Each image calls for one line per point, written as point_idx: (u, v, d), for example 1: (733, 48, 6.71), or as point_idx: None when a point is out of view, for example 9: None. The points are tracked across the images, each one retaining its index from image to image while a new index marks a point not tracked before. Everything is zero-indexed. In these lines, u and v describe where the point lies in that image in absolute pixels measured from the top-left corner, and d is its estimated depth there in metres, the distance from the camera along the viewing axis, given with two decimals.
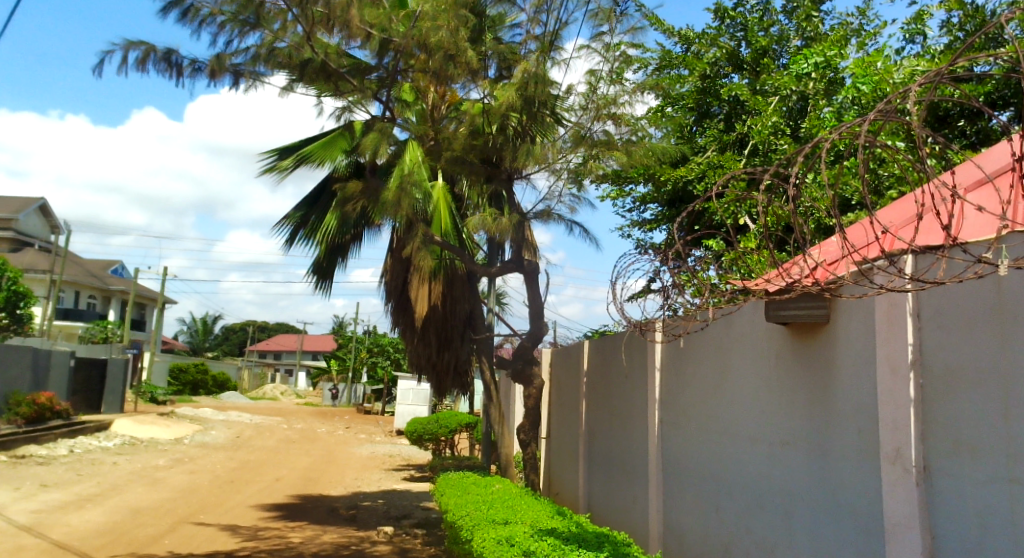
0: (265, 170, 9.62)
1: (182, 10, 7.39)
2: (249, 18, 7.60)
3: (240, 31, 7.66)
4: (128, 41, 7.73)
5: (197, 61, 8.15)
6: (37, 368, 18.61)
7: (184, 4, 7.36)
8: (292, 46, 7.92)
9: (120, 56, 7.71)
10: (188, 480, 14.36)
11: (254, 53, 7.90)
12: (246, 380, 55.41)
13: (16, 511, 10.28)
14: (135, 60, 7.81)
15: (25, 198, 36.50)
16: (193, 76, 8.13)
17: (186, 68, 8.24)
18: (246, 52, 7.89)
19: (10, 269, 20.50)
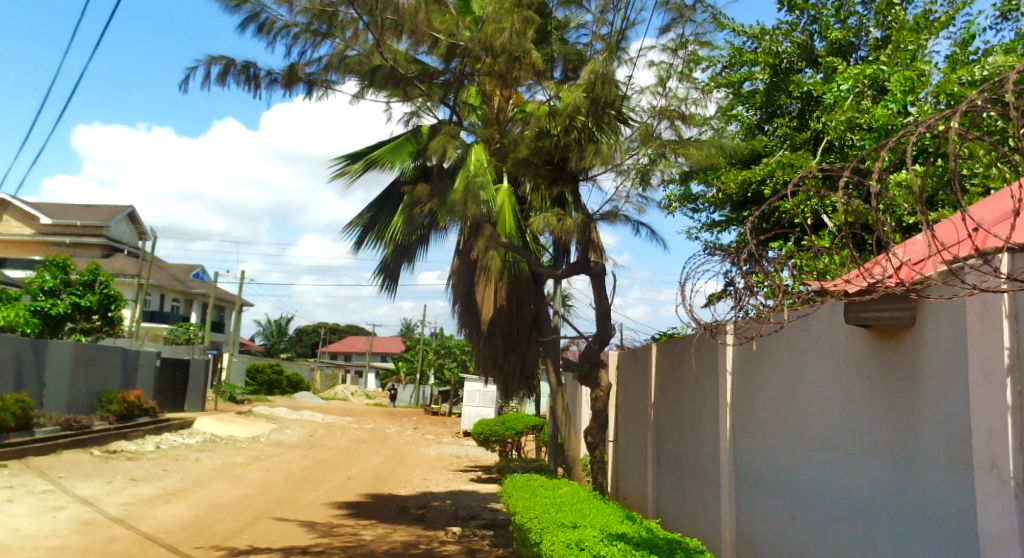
0: (336, 175, 9.88)
1: (258, 24, 7.68)
2: (321, 28, 7.83)
3: (313, 42, 7.92)
4: (209, 55, 8.08)
5: (273, 71, 8.44)
6: (126, 367, 19.54)
7: (259, 18, 7.65)
8: (362, 54, 8.12)
9: (202, 70, 8.08)
10: (265, 477, 14.84)
11: (326, 63, 8.15)
12: (318, 381, 56.85)
13: (109, 503, 10.83)
14: (216, 74, 8.15)
15: (115, 207, 38.61)
16: (270, 87, 8.43)
17: (263, 79, 8.55)
18: (319, 61, 8.15)
19: (103, 274, 20.42)
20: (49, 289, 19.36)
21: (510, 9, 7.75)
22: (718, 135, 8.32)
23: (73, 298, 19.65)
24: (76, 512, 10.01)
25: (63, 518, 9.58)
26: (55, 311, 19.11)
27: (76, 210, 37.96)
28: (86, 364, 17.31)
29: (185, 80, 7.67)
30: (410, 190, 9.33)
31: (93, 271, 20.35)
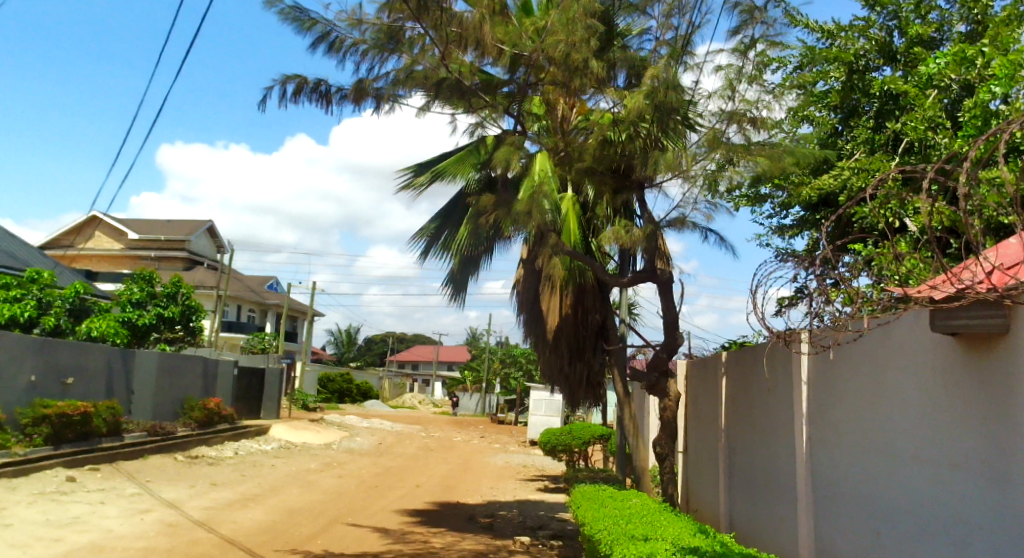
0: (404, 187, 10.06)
1: (329, 43, 7.91)
2: (388, 43, 8.02)
3: (381, 57, 8.10)
4: (283, 75, 8.37)
5: (343, 88, 8.67)
6: (207, 376, 20.29)
7: (330, 37, 7.88)
8: (429, 68, 8.22)
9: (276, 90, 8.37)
10: (338, 483, 15.16)
11: (394, 78, 8.33)
12: (387, 390, 57.78)
13: (192, 506, 11.25)
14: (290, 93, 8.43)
15: (195, 222, 40.29)
16: (340, 104, 8.66)
17: (334, 96, 8.79)
18: (386, 76, 8.33)
19: (185, 286, 21.27)
20: (137, 301, 20.28)
21: (575, 18, 7.77)
22: (790, 139, 8.16)
23: (158, 310, 20.55)
24: (162, 515, 10.43)
25: (150, 520, 10.01)
26: (142, 321, 19.96)
27: (159, 226, 39.75)
28: (171, 372, 18.05)
29: (263, 100, 7.95)
30: (476, 201, 9.44)
31: (176, 283, 21.24)
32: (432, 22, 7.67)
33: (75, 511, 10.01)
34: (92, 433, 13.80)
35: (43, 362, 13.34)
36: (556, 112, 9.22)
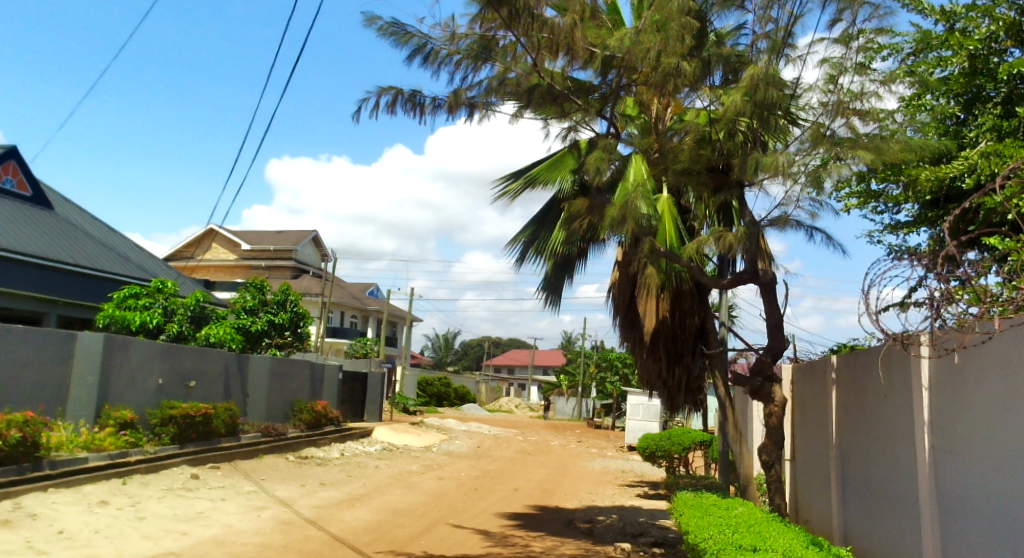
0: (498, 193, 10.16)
1: (424, 56, 8.09)
2: (481, 53, 8.15)
3: (474, 66, 8.24)
4: (379, 87, 8.63)
5: (438, 97, 8.85)
6: (314, 380, 21.10)
7: (425, 49, 8.05)
8: (521, 75, 8.30)
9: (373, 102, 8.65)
10: (438, 485, 15.43)
11: (487, 85, 8.44)
12: (483, 393, 58.46)
13: (303, 505, 11.72)
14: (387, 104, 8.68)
15: (300, 232, 42.05)
16: (435, 113, 8.85)
17: (429, 106, 8.98)
18: (479, 85, 8.45)
19: (294, 293, 22.09)
20: (250, 308, 21.31)
21: (670, 16, 7.67)
22: (902, 130, 7.76)
23: (269, 317, 21.54)
24: (275, 512, 10.92)
25: (266, 517, 10.47)
26: (255, 327, 20.96)
27: (268, 237, 41.69)
28: (281, 376, 18.85)
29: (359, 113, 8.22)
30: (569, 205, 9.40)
31: (285, 291, 22.09)
32: (524, 29, 7.73)
33: (198, 506, 10.59)
34: (212, 433, 14.57)
35: (168, 366, 14.19)
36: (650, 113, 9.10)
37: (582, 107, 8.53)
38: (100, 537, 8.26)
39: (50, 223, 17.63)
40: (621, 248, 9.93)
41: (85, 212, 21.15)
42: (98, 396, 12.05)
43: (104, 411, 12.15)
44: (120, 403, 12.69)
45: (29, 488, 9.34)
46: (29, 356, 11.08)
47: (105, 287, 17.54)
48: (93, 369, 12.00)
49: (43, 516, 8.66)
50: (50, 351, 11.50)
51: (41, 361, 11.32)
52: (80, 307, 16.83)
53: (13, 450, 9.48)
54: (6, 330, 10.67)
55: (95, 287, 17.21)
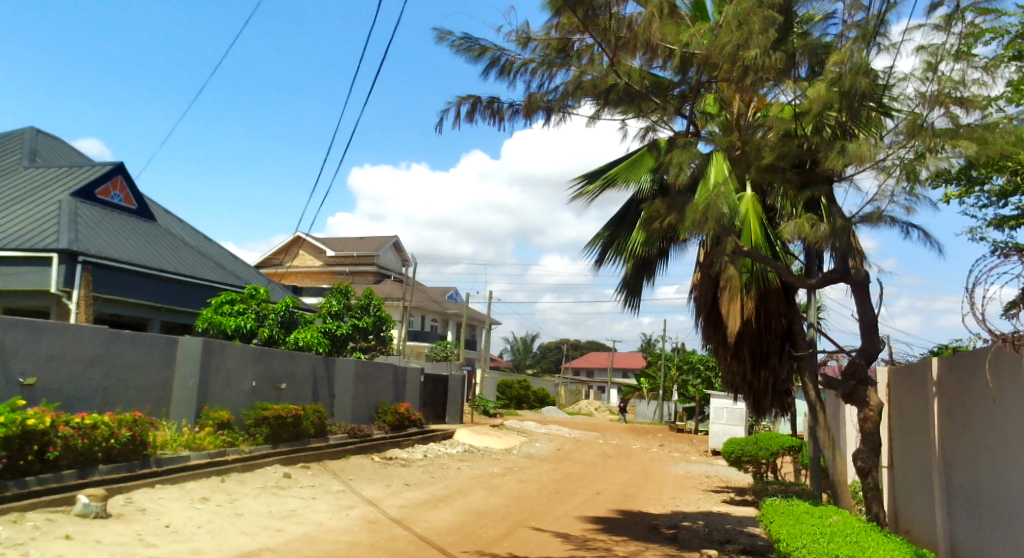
0: (576, 196, 10.07)
1: (499, 67, 8.11)
2: (558, 56, 8.15)
3: (550, 72, 8.22)
4: (458, 96, 8.72)
5: (514, 103, 8.85)
6: (397, 382, 21.48)
7: (500, 61, 8.07)
8: (598, 76, 8.25)
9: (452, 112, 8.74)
10: (520, 488, 15.46)
11: (564, 90, 8.41)
12: (562, 396, 58.33)
13: (389, 505, 11.94)
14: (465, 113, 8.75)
15: (382, 238, 43.08)
16: (512, 118, 8.86)
17: (506, 112, 9.00)
18: (556, 90, 8.42)
19: (377, 298, 22.72)
20: (335, 313, 21.87)
21: (754, 9, 7.50)
22: (1009, 118, 7.32)
23: (353, 321, 22.07)
24: (363, 511, 11.17)
25: (354, 516, 10.71)
26: (341, 331, 21.51)
27: (352, 243, 42.88)
28: (366, 379, 19.29)
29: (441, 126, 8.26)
30: (648, 206, 9.25)
31: (368, 296, 22.80)
32: (603, 30, 7.67)
33: (291, 504, 10.93)
34: (302, 434, 15.02)
35: (261, 369, 14.71)
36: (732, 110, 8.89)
37: (662, 105, 8.39)
38: (202, 532, 8.63)
39: (153, 233, 18.58)
40: (703, 248, 9.69)
41: (184, 223, 22.25)
42: (198, 398, 12.59)
43: (203, 412, 12.69)
44: (218, 404, 13.23)
45: (137, 484, 9.83)
46: (137, 359, 11.67)
47: (203, 294, 18.33)
48: (194, 371, 12.54)
49: (151, 510, 9.10)
50: (155, 354, 12.08)
51: (148, 365, 11.93)
52: (180, 313, 17.65)
53: (124, 448, 10.00)
54: (116, 335, 11.28)
55: (194, 294, 18.02)
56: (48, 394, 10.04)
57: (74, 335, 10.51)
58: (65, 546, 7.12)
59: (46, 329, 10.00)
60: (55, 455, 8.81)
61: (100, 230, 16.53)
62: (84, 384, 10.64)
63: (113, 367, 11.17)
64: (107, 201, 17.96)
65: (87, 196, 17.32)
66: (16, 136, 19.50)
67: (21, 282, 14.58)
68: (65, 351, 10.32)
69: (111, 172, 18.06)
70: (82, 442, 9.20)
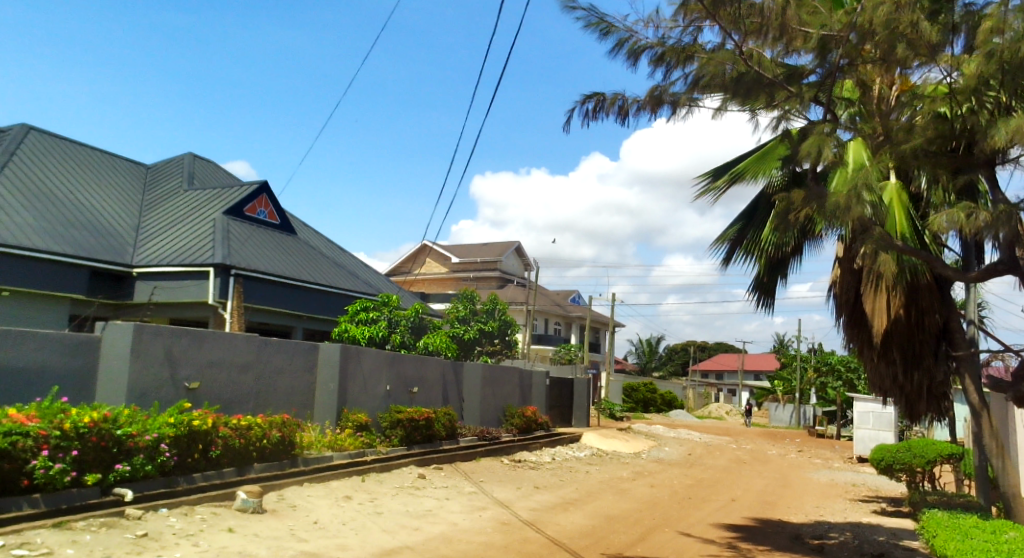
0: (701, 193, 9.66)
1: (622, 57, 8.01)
2: (684, 47, 7.86)
3: (676, 62, 7.94)
4: (584, 94, 8.68)
5: (639, 99, 8.72)
6: (523, 386, 21.63)
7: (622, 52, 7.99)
8: (727, 64, 7.82)
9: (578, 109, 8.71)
10: (652, 493, 15.16)
11: (691, 80, 8.04)
12: (690, 399, 56.92)
13: (520, 507, 12.02)
14: (591, 110, 8.70)
15: (504, 244, 43.82)
16: (638, 114, 8.73)
17: (631, 107, 8.87)
18: (684, 80, 8.08)
19: (501, 303, 22.94)
20: (462, 317, 22.28)
21: None
22: None
23: (479, 325, 22.44)
24: (496, 513, 11.29)
25: (487, 517, 10.85)
26: (468, 336, 21.90)
27: (476, 250, 43.86)
28: (493, 383, 19.53)
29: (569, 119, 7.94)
30: (782, 198, 8.67)
31: (493, 301, 23.03)
32: (731, 17, 7.36)
33: (427, 504, 11.24)
34: (434, 436, 15.40)
35: (395, 374, 15.23)
36: (870, 94, 8.39)
37: (794, 93, 7.98)
38: (347, 529, 9.01)
39: (295, 246, 19.65)
40: (843, 242, 9.13)
41: (321, 235, 23.45)
42: (338, 401, 13.17)
43: (343, 415, 13.28)
44: (356, 407, 13.80)
45: (288, 481, 10.40)
46: (283, 364, 12.36)
47: (341, 302, 19.19)
48: (333, 376, 13.12)
49: (301, 506, 9.60)
50: (300, 360, 12.76)
51: (293, 370, 12.61)
52: (320, 320, 18.56)
53: (275, 448, 10.61)
54: (265, 342, 11.99)
55: (332, 302, 18.90)
56: (208, 397, 10.79)
57: (229, 342, 11.24)
58: (228, 538, 7.63)
59: (206, 337, 10.76)
60: (217, 453, 9.45)
61: (248, 244, 17.66)
62: (239, 388, 11.37)
63: (263, 372, 11.89)
64: (254, 217, 19.18)
65: (237, 213, 18.56)
66: (176, 162, 21.15)
67: (185, 295, 15.81)
68: (222, 357, 11.06)
69: (257, 190, 19.30)
70: (240, 442, 9.82)
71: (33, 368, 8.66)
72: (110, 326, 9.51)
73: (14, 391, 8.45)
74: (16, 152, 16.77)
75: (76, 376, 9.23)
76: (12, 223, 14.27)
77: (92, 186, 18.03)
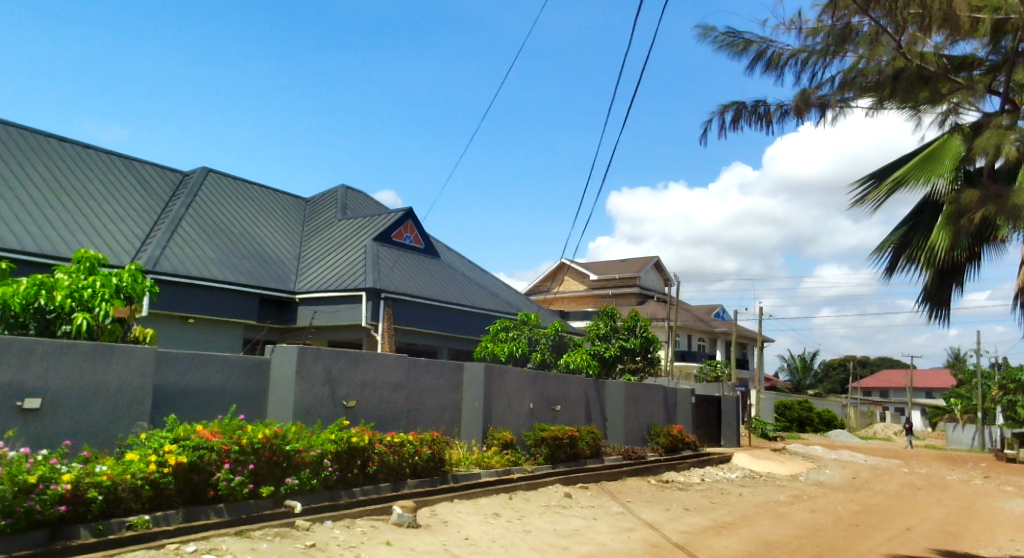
0: (857, 199, 9.06)
1: (766, 61, 7.72)
2: (831, 46, 7.41)
3: (823, 63, 7.53)
4: (722, 103, 8.45)
5: (784, 104, 8.38)
6: (668, 404, 21.16)
7: (766, 56, 7.70)
8: (882, 61, 7.35)
9: (717, 119, 8.46)
10: (813, 519, 14.31)
11: (841, 81, 7.61)
12: (852, 418, 53.52)
13: (671, 530, 11.72)
14: (731, 120, 8.45)
15: (642, 260, 43.38)
16: (783, 120, 8.37)
17: (775, 113, 8.52)
18: (833, 82, 7.66)
19: (642, 319, 22.21)
20: (603, 335, 22.10)
21: None
22: None
23: (620, 343, 21.99)
24: (645, 534, 11.07)
25: (637, 539, 10.64)
26: (609, 354, 21.71)
27: (614, 266, 43.67)
28: (637, 401, 19.25)
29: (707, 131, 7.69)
30: (954, 200, 8.01)
31: (634, 317, 22.39)
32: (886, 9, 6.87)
33: (574, 523, 11.19)
34: (579, 455, 15.34)
35: (537, 392, 15.31)
36: None
37: (963, 83, 7.43)
38: (497, 546, 9.14)
39: (439, 269, 20.32)
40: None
41: (464, 258, 24.15)
42: (483, 419, 13.44)
43: (489, 433, 13.55)
44: (502, 425, 14.04)
45: (440, 498, 10.69)
46: (432, 383, 12.77)
47: (483, 322, 19.62)
48: (478, 395, 13.40)
49: (452, 523, 9.83)
50: (447, 379, 13.14)
51: (440, 389, 12.99)
52: (464, 340, 19.10)
53: (427, 465, 10.93)
54: (415, 361, 12.43)
55: (476, 323, 19.36)
56: (364, 415, 11.33)
57: (382, 362, 11.75)
58: (386, 551, 7.94)
59: (360, 358, 11.30)
60: (374, 469, 9.85)
61: (397, 269, 18.46)
62: (392, 407, 11.85)
63: (413, 391, 12.33)
64: (401, 242, 20.04)
65: (385, 240, 19.48)
66: (331, 194, 22.51)
67: (340, 319, 16.73)
68: (376, 377, 11.59)
69: (402, 217, 20.20)
70: (394, 458, 10.20)
71: (213, 389, 9.43)
72: (278, 349, 10.22)
73: (199, 408, 9.25)
74: (196, 192, 18.45)
75: (250, 396, 9.97)
76: (191, 255, 15.64)
77: (259, 220, 19.53)
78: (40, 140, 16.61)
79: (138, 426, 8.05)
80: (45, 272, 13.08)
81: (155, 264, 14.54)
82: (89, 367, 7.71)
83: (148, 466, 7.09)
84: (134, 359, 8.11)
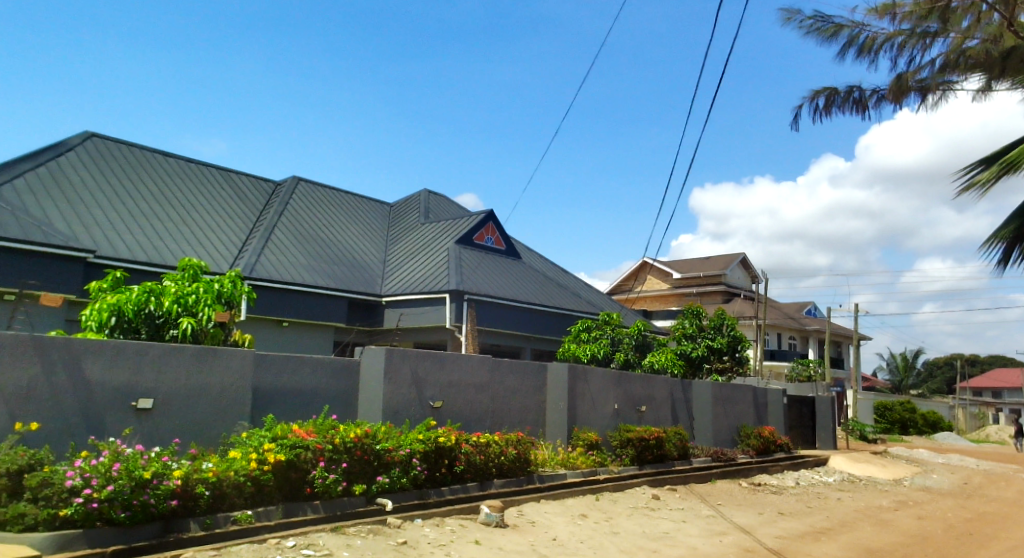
0: (963, 187, 8.59)
1: (858, 46, 7.43)
2: (931, 27, 7.08)
3: (922, 45, 7.19)
4: (813, 91, 8.21)
5: (880, 88, 8.03)
6: (758, 404, 20.59)
7: (858, 41, 7.41)
8: (987, 40, 6.95)
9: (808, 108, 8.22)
10: (919, 526, 13.64)
11: (942, 63, 7.25)
12: (959, 420, 50.69)
13: (765, 534, 11.39)
14: (822, 107, 8.18)
15: (728, 257, 42.40)
16: (879, 105, 8.05)
17: (870, 99, 8.19)
18: (932, 64, 7.31)
19: (729, 318, 21.75)
20: (689, 335, 21.70)
21: None
22: None
23: (707, 342, 21.56)
24: (738, 539, 10.81)
25: (729, 543, 10.40)
26: (696, 353, 21.32)
27: (699, 264, 42.85)
28: (725, 401, 18.82)
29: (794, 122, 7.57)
30: None
31: (720, 316, 21.94)
32: None
33: (664, 526, 11.03)
34: (666, 457, 15.11)
35: (622, 393, 15.18)
36: None
37: None
38: (585, 547, 9.11)
39: (521, 270, 20.42)
40: None
41: (545, 259, 24.18)
42: (568, 419, 13.42)
43: (574, 434, 13.50)
44: (587, 426, 13.97)
45: (527, 498, 10.73)
46: (516, 384, 12.84)
47: (566, 322, 19.60)
48: (563, 396, 13.39)
49: (540, 523, 9.85)
50: (531, 379, 13.18)
51: (525, 390, 13.04)
52: (548, 341, 19.12)
53: (513, 465, 11.00)
54: (499, 362, 12.52)
55: (559, 323, 19.36)
56: (451, 415, 11.50)
57: (467, 364, 11.89)
58: (475, 550, 8.03)
59: (446, 360, 11.46)
60: (461, 468, 9.98)
61: (480, 271, 18.65)
62: (477, 407, 11.99)
63: (498, 392, 12.42)
64: (483, 244, 20.25)
65: (468, 242, 19.72)
66: (414, 199, 22.95)
67: (426, 321, 17.03)
68: (461, 378, 11.74)
69: (483, 220, 20.42)
70: (481, 458, 10.31)
71: (307, 390, 9.76)
72: (367, 351, 10.47)
73: (294, 409, 9.58)
74: (288, 200, 19.15)
75: (341, 397, 10.27)
76: (283, 261, 16.24)
77: (347, 225, 20.11)
78: (146, 156, 17.61)
79: (239, 425, 8.41)
80: (154, 279, 13.85)
81: (251, 271, 15.17)
82: (194, 369, 8.11)
83: (249, 464, 7.39)
84: (234, 362, 8.49)
